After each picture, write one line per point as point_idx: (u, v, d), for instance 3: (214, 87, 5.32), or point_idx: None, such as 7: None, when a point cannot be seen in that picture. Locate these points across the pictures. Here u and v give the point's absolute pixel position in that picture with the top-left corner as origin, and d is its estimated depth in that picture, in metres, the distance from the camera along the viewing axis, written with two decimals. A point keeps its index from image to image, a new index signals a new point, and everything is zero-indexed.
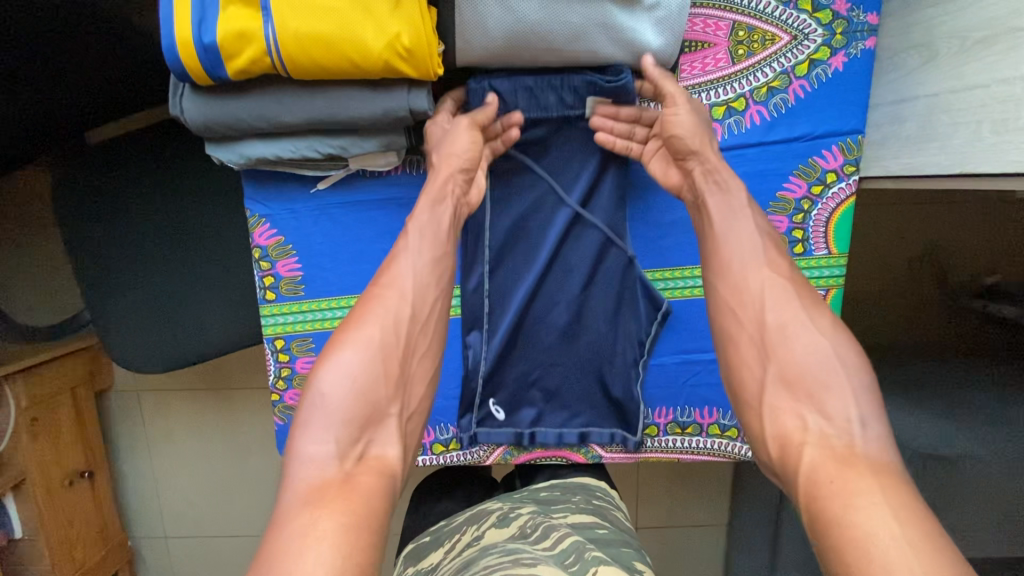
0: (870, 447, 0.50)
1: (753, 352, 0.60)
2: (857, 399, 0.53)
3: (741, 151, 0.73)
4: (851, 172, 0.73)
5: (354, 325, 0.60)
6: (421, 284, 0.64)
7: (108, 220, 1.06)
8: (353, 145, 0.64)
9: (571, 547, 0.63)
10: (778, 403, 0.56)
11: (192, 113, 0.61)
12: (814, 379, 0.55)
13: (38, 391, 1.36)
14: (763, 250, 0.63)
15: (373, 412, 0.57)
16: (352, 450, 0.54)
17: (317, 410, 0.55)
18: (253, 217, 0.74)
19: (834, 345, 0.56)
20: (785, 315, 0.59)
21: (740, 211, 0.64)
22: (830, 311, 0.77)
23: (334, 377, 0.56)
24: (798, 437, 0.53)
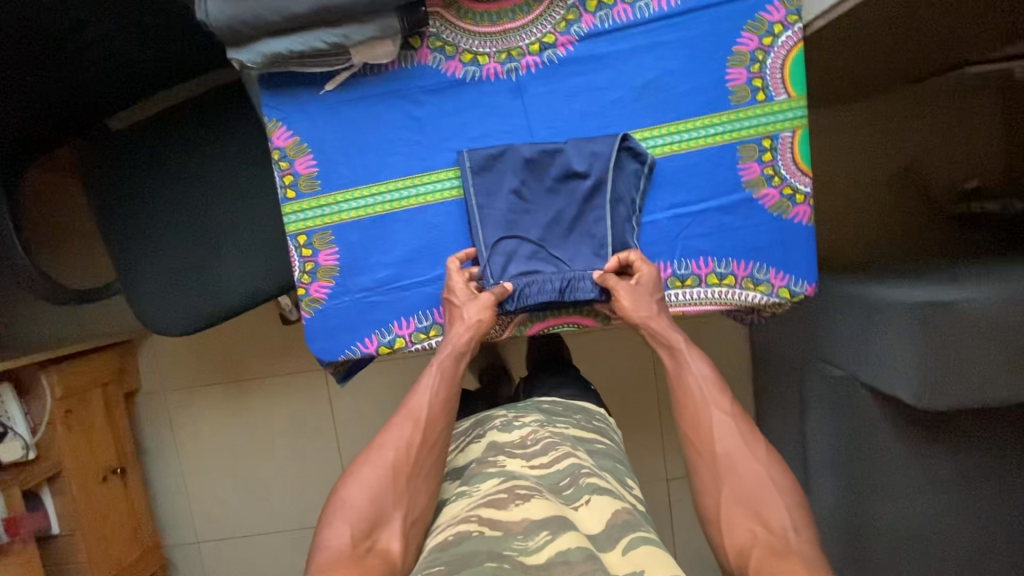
0: (798, 544, 0.68)
1: (708, 472, 0.79)
2: (786, 513, 0.72)
3: (694, 16, 0.82)
4: (794, 21, 0.82)
5: (376, 447, 0.80)
6: (432, 415, 0.82)
7: (145, 192, 1.20)
8: (354, 32, 0.74)
9: (567, 468, 0.78)
10: (732, 518, 0.74)
11: (216, 13, 0.72)
12: (754, 496, 0.74)
13: (71, 383, 1.42)
14: (709, 391, 0.83)
15: (381, 515, 0.74)
16: (364, 542, 0.73)
17: (344, 510, 0.75)
18: (271, 122, 0.83)
19: (768, 475, 0.76)
20: (728, 446, 0.79)
21: (690, 361, 0.85)
22: (800, 150, 0.85)
23: (355, 486, 0.76)
24: (749, 543, 0.71)
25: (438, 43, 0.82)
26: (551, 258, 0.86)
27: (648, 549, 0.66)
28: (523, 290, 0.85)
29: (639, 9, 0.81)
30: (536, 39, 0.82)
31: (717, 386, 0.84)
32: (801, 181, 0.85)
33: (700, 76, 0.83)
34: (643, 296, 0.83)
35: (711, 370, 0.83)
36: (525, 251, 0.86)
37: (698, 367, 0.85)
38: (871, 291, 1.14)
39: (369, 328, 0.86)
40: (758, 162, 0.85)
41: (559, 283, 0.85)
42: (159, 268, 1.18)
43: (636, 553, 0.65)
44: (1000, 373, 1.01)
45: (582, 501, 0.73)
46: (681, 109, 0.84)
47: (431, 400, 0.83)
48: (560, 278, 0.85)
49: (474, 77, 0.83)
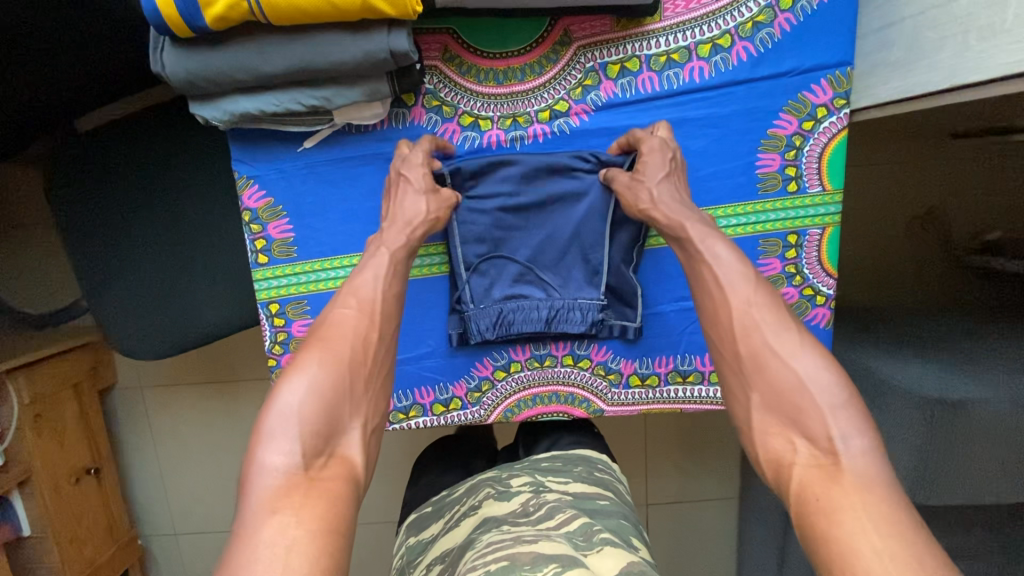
0: (854, 463, 0.50)
1: (735, 379, 0.60)
2: (834, 418, 0.53)
3: (729, 90, 0.72)
4: (841, 105, 0.72)
5: (318, 343, 0.58)
6: (387, 307, 0.63)
7: (107, 207, 1.09)
8: (336, 95, 0.64)
9: (578, 528, 0.69)
10: (767, 428, 0.56)
11: (172, 67, 0.61)
12: (789, 403, 0.55)
13: (41, 387, 1.36)
14: (731, 270, 0.62)
15: (336, 424, 0.55)
16: (316, 460, 0.52)
17: (283, 421, 0.52)
18: (241, 179, 0.73)
19: (805, 372, 0.55)
20: (754, 343, 0.58)
21: (709, 238, 0.64)
22: (828, 249, 0.77)
23: (298, 389, 0.54)
24: (789, 459, 0.54)
25: (434, 102, 0.72)
26: (540, 282, 0.77)
27: None
28: (507, 318, 0.76)
29: (666, 80, 0.71)
30: (547, 105, 0.72)
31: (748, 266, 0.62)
32: (824, 282, 0.78)
33: (727, 158, 0.74)
34: (642, 186, 0.68)
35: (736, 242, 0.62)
36: (511, 273, 0.77)
37: (715, 251, 0.63)
38: (880, 367, 1.08)
39: None
40: (779, 258, 0.77)
41: (544, 314, 0.76)
42: (126, 288, 1.10)
43: None
44: (1002, 474, 0.97)
45: (595, 550, 0.65)
46: (703, 193, 0.75)
47: (380, 287, 0.64)
48: (549, 303, 0.76)
49: (473, 143, 0.73)
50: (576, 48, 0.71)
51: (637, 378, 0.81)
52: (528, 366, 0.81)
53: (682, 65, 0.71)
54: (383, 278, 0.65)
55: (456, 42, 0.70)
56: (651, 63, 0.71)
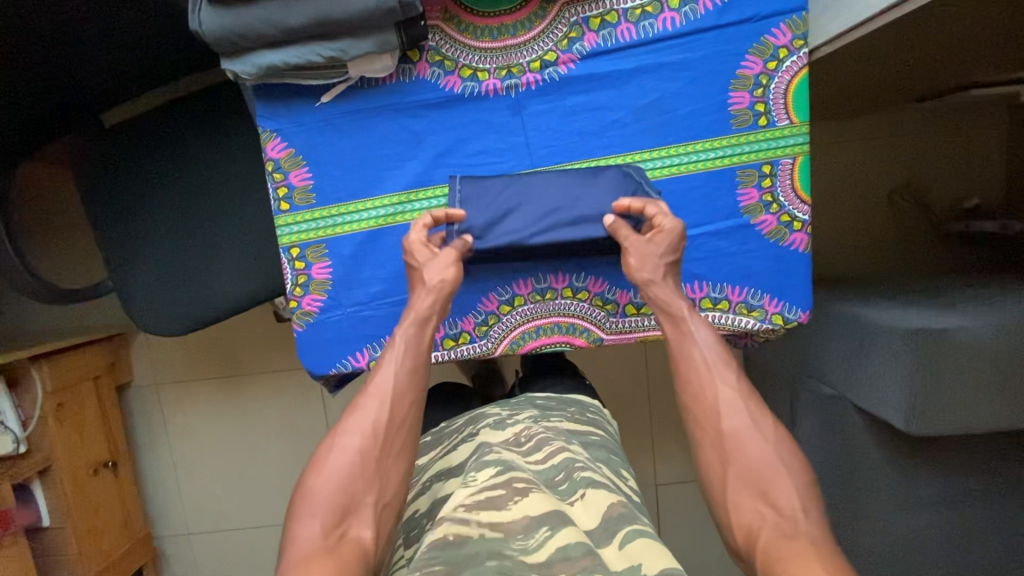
0: (811, 530, 0.60)
1: (712, 453, 0.69)
2: (797, 493, 0.63)
3: (699, 36, 0.81)
4: (800, 46, 0.80)
5: (342, 430, 0.70)
6: (401, 390, 0.73)
7: (134, 191, 1.17)
8: (351, 47, 0.73)
9: (561, 462, 0.73)
10: (739, 499, 0.65)
11: (209, 24, 0.70)
12: (764, 478, 0.65)
13: (63, 377, 1.41)
14: (714, 361, 0.73)
15: (352, 501, 0.65)
16: (334, 531, 0.63)
17: (310, 502, 0.65)
18: (265, 133, 0.82)
19: (778, 454, 0.67)
20: (735, 423, 0.69)
21: (697, 330, 0.75)
22: (800, 177, 0.84)
23: (321, 476, 0.66)
24: (758, 524, 0.63)
25: (437, 57, 0.80)
26: None
27: (645, 542, 0.62)
28: None
29: (642, 29, 0.80)
30: (537, 56, 0.81)
31: (721, 357, 0.73)
32: (799, 209, 0.85)
33: (701, 98, 0.82)
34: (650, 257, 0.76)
35: (718, 334, 0.73)
36: None
37: (702, 336, 0.74)
38: (866, 311, 1.13)
39: (361, 342, 0.86)
40: (756, 188, 0.84)
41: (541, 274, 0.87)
42: (152, 265, 1.17)
43: (633, 547, 0.61)
44: (992, 404, 1.01)
45: (578, 496, 0.68)
46: (682, 131, 0.83)
47: (398, 374, 0.73)
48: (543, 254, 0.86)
49: (473, 93, 0.81)
50: (562, 4, 0.80)
51: (633, 307, 0.87)
52: (530, 300, 0.87)
53: (656, 16, 0.80)
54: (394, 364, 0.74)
55: (455, 3, 0.79)
56: (628, 15, 0.80)
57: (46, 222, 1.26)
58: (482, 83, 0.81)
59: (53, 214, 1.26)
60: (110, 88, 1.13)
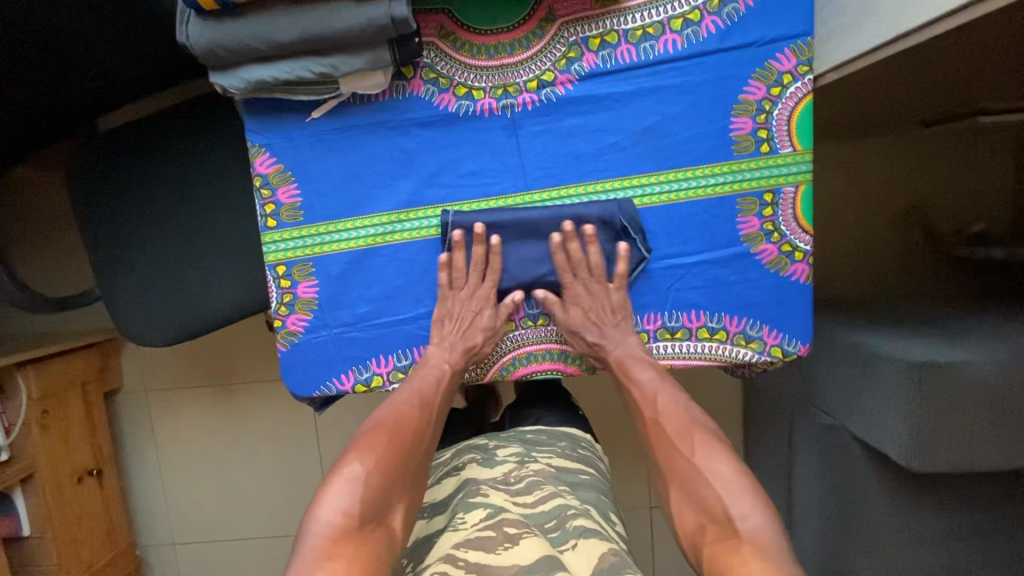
0: (747, 531, 0.61)
1: (660, 479, 0.73)
2: (730, 498, 0.65)
3: (701, 59, 0.79)
4: (805, 72, 0.78)
5: (389, 428, 0.73)
6: (439, 419, 0.79)
7: (124, 199, 1.15)
8: (342, 63, 0.71)
9: (552, 509, 0.69)
10: (685, 517, 0.68)
11: (197, 37, 0.68)
12: (698, 489, 0.68)
13: (49, 383, 1.39)
14: (653, 396, 0.79)
15: (387, 496, 0.67)
16: (368, 518, 0.64)
17: (346, 482, 0.66)
18: (254, 147, 0.80)
19: (710, 465, 0.69)
20: (669, 447, 0.74)
21: (632, 368, 0.81)
22: (802, 206, 0.82)
23: (367, 461, 0.68)
24: (699, 536, 0.65)
25: (431, 75, 0.78)
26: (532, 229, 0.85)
27: None
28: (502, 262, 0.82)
29: (642, 51, 0.78)
30: (534, 76, 0.79)
31: (663, 393, 0.79)
32: (801, 239, 0.82)
33: (702, 122, 0.80)
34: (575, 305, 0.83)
35: (647, 368, 0.80)
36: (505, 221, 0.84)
37: (641, 375, 0.81)
38: (869, 338, 1.09)
39: (346, 364, 0.84)
40: (757, 216, 0.81)
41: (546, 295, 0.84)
42: (139, 273, 1.14)
43: None
44: (995, 441, 0.98)
45: (568, 546, 0.64)
46: (682, 156, 0.80)
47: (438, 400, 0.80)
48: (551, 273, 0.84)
49: (468, 112, 0.79)
50: (560, 24, 0.78)
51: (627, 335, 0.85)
52: (522, 325, 0.85)
53: (657, 38, 0.78)
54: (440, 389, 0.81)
55: (451, 20, 0.77)
56: (628, 36, 0.78)
57: (36, 227, 1.24)
58: (477, 101, 0.79)
59: (46, 219, 1.24)
60: (106, 100, 1.11)
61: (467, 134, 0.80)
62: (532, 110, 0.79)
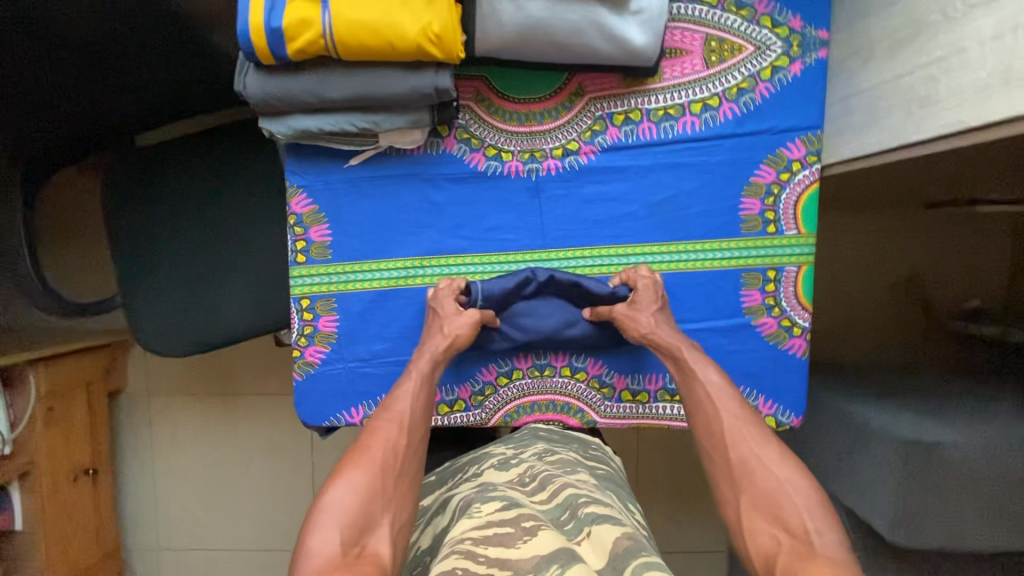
0: (829, 551, 0.55)
1: (726, 483, 0.65)
2: (807, 513, 0.59)
3: (717, 142, 0.84)
4: (812, 161, 0.84)
5: (360, 449, 0.68)
6: (417, 419, 0.73)
7: (155, 213, 1.20)
8: (385, 120, 0.76)
9: (565, 501, 0.67)
10: (754, 528, 0.60)
11: (253, 88, 0.73)
12: (772, 500, 0.61)
13: (57, 381, 1.41)
14: (722, 396, 0.71)
15: (369, 519, 0.61)
16: (352, 549, 0.58)
17: (327, 515, 0.61)
18: (291, 187, 0.85)
19: (785, 475, 0.62)
20: (743, 450, 0.66)
21: (701, 366, 0.74)
22: (803, 285, 0.86)
23: (342, 488, 0.63)
24: (774, 550, 0.58)
25: (465, 135, 0.84)
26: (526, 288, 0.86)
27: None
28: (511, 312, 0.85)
29: (663, 129, 0.84)
30: (560, 144, 0.84)
31: (732, 394, 0.71)
32: (800, 315, 0.86)
33: (715, 199, 0.85)
34: (639, 314, 0.79)
35: (720, 370, 0.73)
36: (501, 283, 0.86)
37: (708, 376, 0.74)
38: (861, 412, 1.13)
39: (358, 397, 0.87)
40: (760, 291, 0.86)
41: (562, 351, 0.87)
42: (161, 285, 1.19)
43: None
44: (980, 525, 1.00)
45: (584, 534, 0.62)
46: (692, 229, 0.85)
47: (410, 402, 0.74)
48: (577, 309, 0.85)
49: (496, 171, 0.84)
50: (588, 99, 0.83)
51: (629, 393, 0.88)
52: (529, 375, 0.88)
53: (677, 118, 0.84)
54: (411, 393, 0.76)
55: (487, 87, 0.83)
56: (651, 115, 0.83)
57: (67, 231, 1.29)
58: (503, 163, 0.84)
59: (78, 225, 1.28)
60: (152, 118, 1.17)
61: (493, 191, 0.85)
62: (554, 175, 0.85)
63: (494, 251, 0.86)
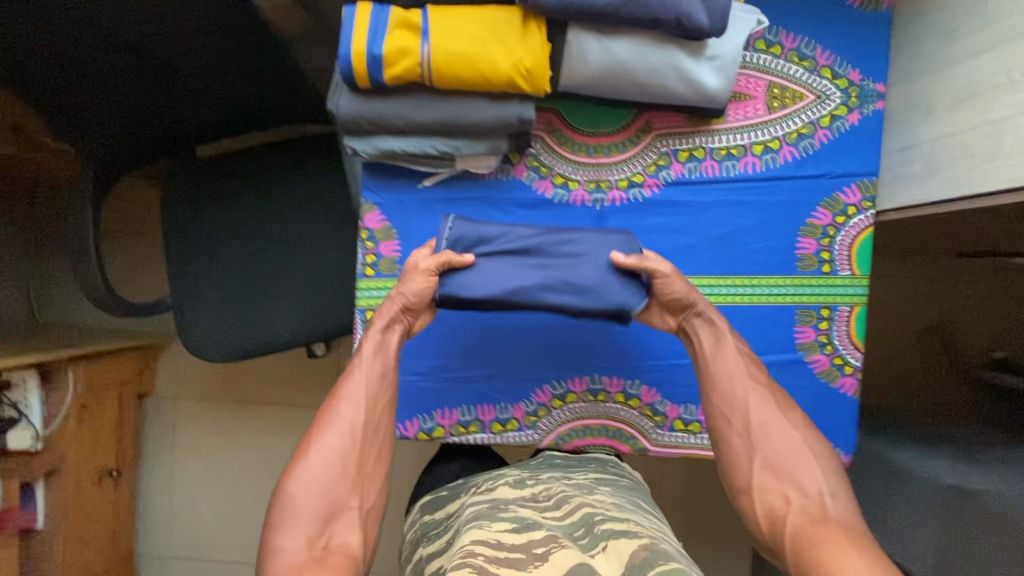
0: (840, 513, 0.64)
1: (740, 443, 0.72)
2: (823, 479, 0.68)
3: (776, 182, 0.88)
4: (868, 206, 0.87)
5: (318, 436, 0.71)
6: (373, 392, 0.75)
7: (212, 220, 1.23)
8: (466, 146, 0.80)
9: (580, 519, 0.67)
10: (766, 486, 0.68)
11: (346, 107, 0.77)
12: (788, 464, 0.69)
13: (92, 380, 1.42)
14: (743, 366, 0.77)
15: (335, 506, 0.66)
16: (319, 540, 0.64)
17: (292, 509, 0.65)
18: (366, 203, 0.88)
19: (805, 441, 0.71)
20: (763, 416, 0.72)
21: (724, 335, 0.79)
22: (856, 325, 0.88)
23: (301, 481, 0.67)
24: (784, 509, 0.66)
25: (535, 163, 0.88)
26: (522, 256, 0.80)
27: None
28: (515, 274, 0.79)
29: (725, 168, 0.87)
30: (625, 176, 0.88)
31: (751, 364, 0.77)
32: (852, 354, 0.88)
33: (772, 236, 0.88)
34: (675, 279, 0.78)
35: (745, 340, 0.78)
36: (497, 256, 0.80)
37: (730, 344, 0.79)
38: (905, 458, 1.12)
39: (413, 411, 0.89)
40: (813, 328, 0.88)
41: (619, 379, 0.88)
42: (212, 290, 1.21)
43: None
44: None
45: (599, 548, 0.61)
46: (749, 265, 0.88)
47: (366, 379, 0.75)
48: (588, 262, 0.79)
49: (562, 199, 0.88)
50: (655, 135, 0.87)
51: (681, 422, 0.88)
52: (583, 399, 0.88)
53: (739, 158, 0.87)
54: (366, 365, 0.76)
55: (560, 120, 0.87)
56: (714, 154, 0.87)
57: (123, 234, 1.32)
58: (570, 191, 0.88)
59: (134, 229, 1.32)
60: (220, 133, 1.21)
61: (559, 217, 0.88)
62: (619, 206, 0.88)
63: None
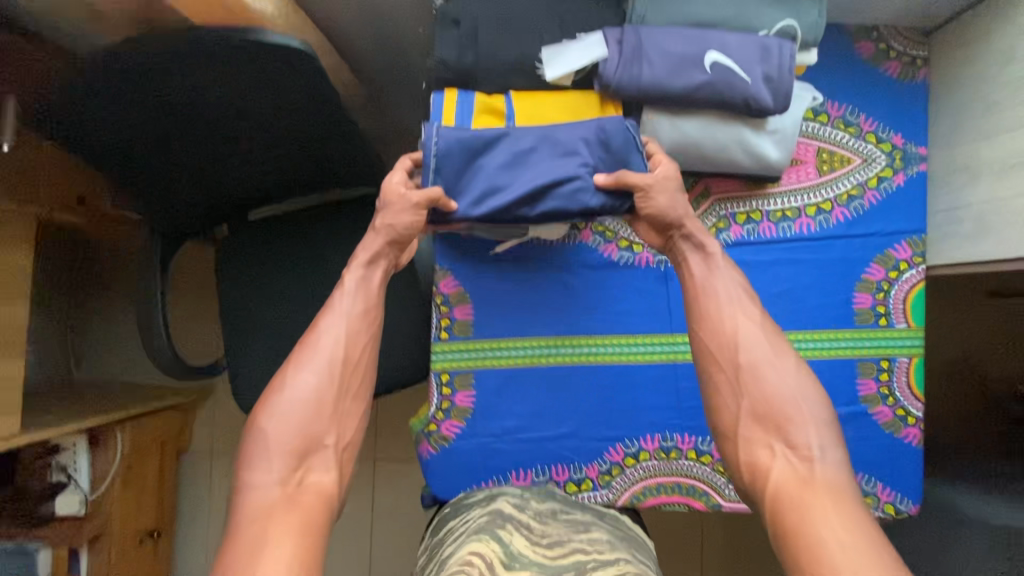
0: (827, 471, 0.62)
1: (726, 386, 0.71)
2: (814, 432, 0.66)
3: (829, 240, 0.92)
4: (919, 262, 0.91)
5: (296, 366, 0.71)
6: (353, 331, 0.75)
7: (263, 279, 1.24)
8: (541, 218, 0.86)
9: (570, 563, 0.67)
10: (749, 434, 0.68)
11: None
12: (777, 413, 0.67)
13: (137, 441, 1.42)
14: (737, 298, 0.75)
15: (312, 442, 0.68)
16: (295, 475, 0.66)
17: (265, 445, 0.66)
18: (440, 270, 0.92)
19: (798, 388, 0.68)
20: (752, 356, 0.71)
21: (718, 266, 0.77)
22: (914, 376, 0.91)
23: (275, 417, 0.68)
24: (767, 463, 0.65)
25: (600, 228, 0.92)
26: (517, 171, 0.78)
27: None
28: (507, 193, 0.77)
29: (781, 229, 0.92)
30: None
31: (746, 298, 0.75)
32: (914, 405, 0.91)
33: (829, 292, 0.92)
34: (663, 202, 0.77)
35: (742, 273, 0.76)
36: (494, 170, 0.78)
37: (724, 276, 0.77)
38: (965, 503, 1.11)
39: (489, 472, 0.90)
40: (874, 379, 0.91)
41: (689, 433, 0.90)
42: (267, 349, 1.23)
43: None
44: None
45: None
46: (809, 320, 0.91)
47: (348, 313, 0.75)
48: (584, 172, 0.77)
49: (628, 261, 0.92)
50: (713, 200, 0.92)
51: None
52: (655, 456, 0.90)
53: (794, 220, 0.92)
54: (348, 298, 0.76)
55: None
56: (770, 216, 0.92)
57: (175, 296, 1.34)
58: (635, 254, 0.92)
59: (186, 290, 1.34)
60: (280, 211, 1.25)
61: (625, 278, 0.92)
62: None
63: (623, 335, 0.91)
